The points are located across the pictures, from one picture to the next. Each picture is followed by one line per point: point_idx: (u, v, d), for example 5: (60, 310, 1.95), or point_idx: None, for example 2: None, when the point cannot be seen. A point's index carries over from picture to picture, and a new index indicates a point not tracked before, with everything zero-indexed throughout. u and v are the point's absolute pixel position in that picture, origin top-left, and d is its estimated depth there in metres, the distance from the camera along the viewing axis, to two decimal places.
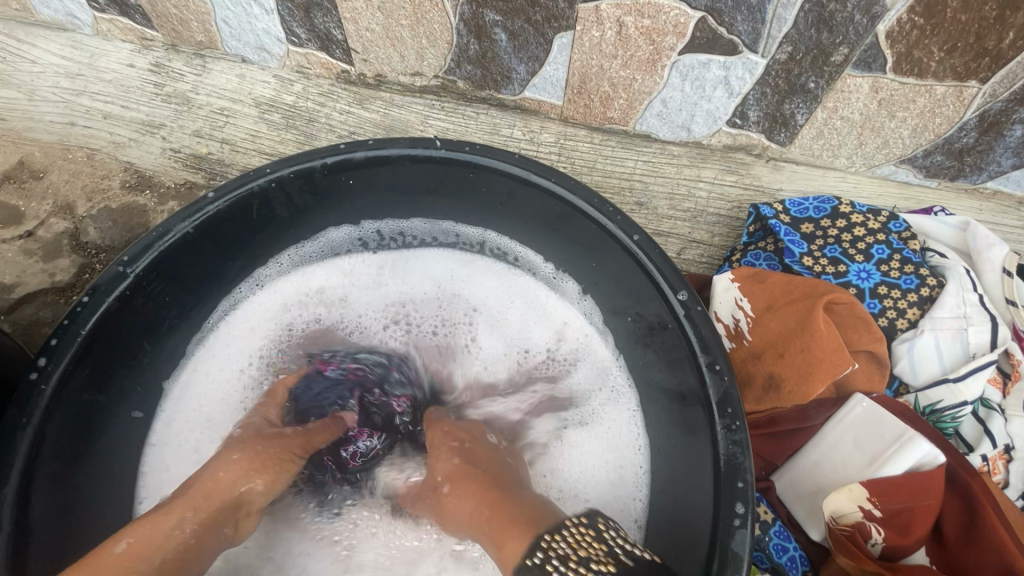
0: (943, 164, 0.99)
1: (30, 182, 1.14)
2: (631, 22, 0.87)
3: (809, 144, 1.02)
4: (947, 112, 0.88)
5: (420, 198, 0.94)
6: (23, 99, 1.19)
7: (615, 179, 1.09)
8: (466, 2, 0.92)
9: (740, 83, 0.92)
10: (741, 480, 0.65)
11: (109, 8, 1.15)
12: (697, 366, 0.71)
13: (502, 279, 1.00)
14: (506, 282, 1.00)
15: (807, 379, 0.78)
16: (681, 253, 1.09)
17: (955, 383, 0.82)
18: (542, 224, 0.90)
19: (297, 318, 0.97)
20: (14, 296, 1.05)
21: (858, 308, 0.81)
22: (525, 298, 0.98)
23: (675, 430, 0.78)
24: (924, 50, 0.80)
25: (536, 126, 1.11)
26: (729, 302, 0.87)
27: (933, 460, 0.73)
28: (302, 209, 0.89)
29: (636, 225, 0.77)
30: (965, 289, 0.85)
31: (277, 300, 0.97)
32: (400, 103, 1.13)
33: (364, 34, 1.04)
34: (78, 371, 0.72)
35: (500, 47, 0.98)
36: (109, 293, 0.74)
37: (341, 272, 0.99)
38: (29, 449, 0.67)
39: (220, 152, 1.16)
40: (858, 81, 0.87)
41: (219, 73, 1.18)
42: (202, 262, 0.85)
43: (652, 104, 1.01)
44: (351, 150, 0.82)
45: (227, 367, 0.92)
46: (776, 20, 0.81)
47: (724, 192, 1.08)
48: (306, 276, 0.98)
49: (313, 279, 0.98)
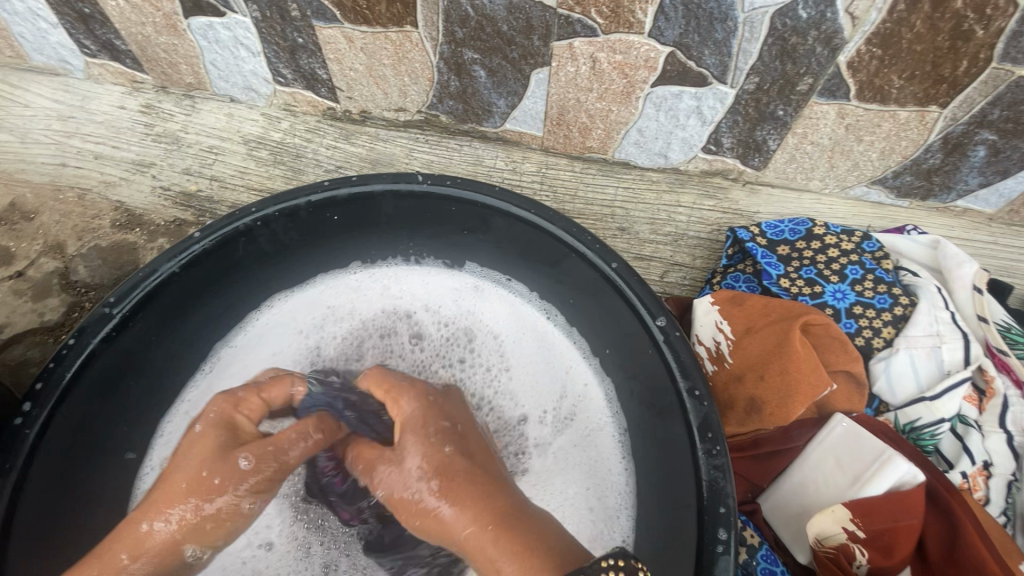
0: (912, 184, 1.02)
1: (21, 223, 1.16)
2: (604, 57, 0.90)
3: (783, 168, 1.05)
4: (911, 135, 0.91)
5: (403, 231, 0.95)
6: (15, 142, 1.22)
7: (596, 206, 1.11)
8: (445, 42, 0.96)
9: (712, 112, 0.95)
10: (723, 505, 0.66)
11: (100, 54, 1.17)
12: (678, 392, 0.73)
13: (502, 316, 0.96)
14: (509, 320, 0.96)
15: (787, 401, 0.79)
16: (664, 276, 1.10)
17: (932, 401, 0.83)
18: (527, 256, 0.91)
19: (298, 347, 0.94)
20: (2, 337, 1.06)
21: (834, 328, 0.83)
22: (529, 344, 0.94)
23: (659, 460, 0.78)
24: (885, 78, 0.83)
25: (518, 157, 1.14)
26: (710, 325, 0.88)
27: (913, 478, 0.73)
28: (291, 246, 0.91)
29: (614, 254, 0.80)
30: (937, 307, 0.88)
31: (276, 328, 0.95)
32: (386, 138, 1.17)
33: (348, 73, 1.07)
34: (66, 414, 0.73)
35: (480, 83, 1.01)
36: (95, 334, 0.74)
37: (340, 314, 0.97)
38: (13, 495, 0.67)
39: (209, 189, 1.18)
40: (824, 108, 0.90)
41: (208, 112, 1.21)
42: (191, 302, 0.86)
43: (629, 133, 1.04)
44: (334, 187, 0.84)
45: None
46: (741, 54, 0.84)
47: (703, 216, 1.10)
48: (301, 320, 0.96)
49: (319, 303, 0.97)
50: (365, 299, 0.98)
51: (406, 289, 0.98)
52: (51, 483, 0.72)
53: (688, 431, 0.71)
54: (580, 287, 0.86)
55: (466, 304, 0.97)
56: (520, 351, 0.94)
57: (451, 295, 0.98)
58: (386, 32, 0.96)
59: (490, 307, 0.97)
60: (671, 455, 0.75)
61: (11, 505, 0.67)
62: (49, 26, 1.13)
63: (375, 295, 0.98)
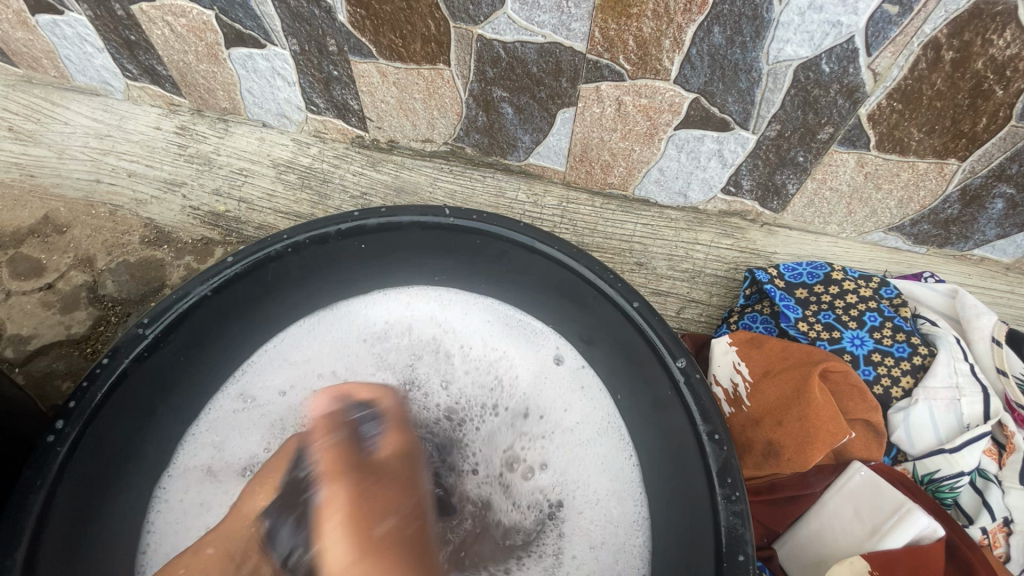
0: (930, 232, 1.03)
1: (53, 236, 1.19)
2: (629, 100, 0.93)
3: (801, 212, 1.07)
4: (930, 185, 0.93)
5: (430, 261, 0.97)
6: (53, 157, 1.26)
7: (614, 241, 1.14)
8: (475, 81, 0.99)
9: (732, 155, 0.98)
10: (741, 553, 0.67)
11: (141, 77, 1.22)
12: (697, 434, 0.73)
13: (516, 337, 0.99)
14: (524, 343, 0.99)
15: (805, 447, 0.80)
16: (680, 312, 1.13)
17: (951, 453, 0.83)
18: (547, 290, 0.93)
19: (326, 360, 0.97)
20: (29, 348, 1.08)
21: (852, 376, 0.84)
22: (547, 380, 0.96)
23: (665, 496, 0.82)
24: (904, 131, 0.85)
25: (539, 189, 1.16)
26: (728, 365, 0.91)
27: (933, 533, 0.74)
28: (318, 273, 0.93)
29: (636, 293, 0.82)
30: (956, 358, 0.88)
31: (305, 337, 0.98)
32: (410, 166, 1.19)
33: (379, 105, 1.11)
34: (97, 433, 0.74)
35: (507, 119, 1.05)
36: (127, 355, 0.76)
37: (369, 335, 1.00)
38: (42, 511, 0.68)
39: (237, 210, 1.21)
40: (844, 156, 0.92)
41: (240, 136, 1.25)
42: (223, 323, 0.88)
43: (650, 172, 1.06)
44: (364, 217, 0.87)
45: (253, 411, 0.93)
46: (764, 103, 0.87)
47: (722, 254, 1.12)
48: (334, 339, 0.99)
49: (350, 316, 1.01)
50: (397, 319, 1.01)
51: (431, 313, 1.01)
52: (80, 499, 0.73)
53: (707, 473, 0.72)
54: (603, 323, 0.88)
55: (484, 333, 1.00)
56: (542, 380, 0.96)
57: (474, 318, 1.01)
58: (419, 68, 1.00)
59: (512, 335, 0.99)
60: (688, 488, 0.76)
61: (39, 520, 0.67)
62: (95, 50, 1.18)
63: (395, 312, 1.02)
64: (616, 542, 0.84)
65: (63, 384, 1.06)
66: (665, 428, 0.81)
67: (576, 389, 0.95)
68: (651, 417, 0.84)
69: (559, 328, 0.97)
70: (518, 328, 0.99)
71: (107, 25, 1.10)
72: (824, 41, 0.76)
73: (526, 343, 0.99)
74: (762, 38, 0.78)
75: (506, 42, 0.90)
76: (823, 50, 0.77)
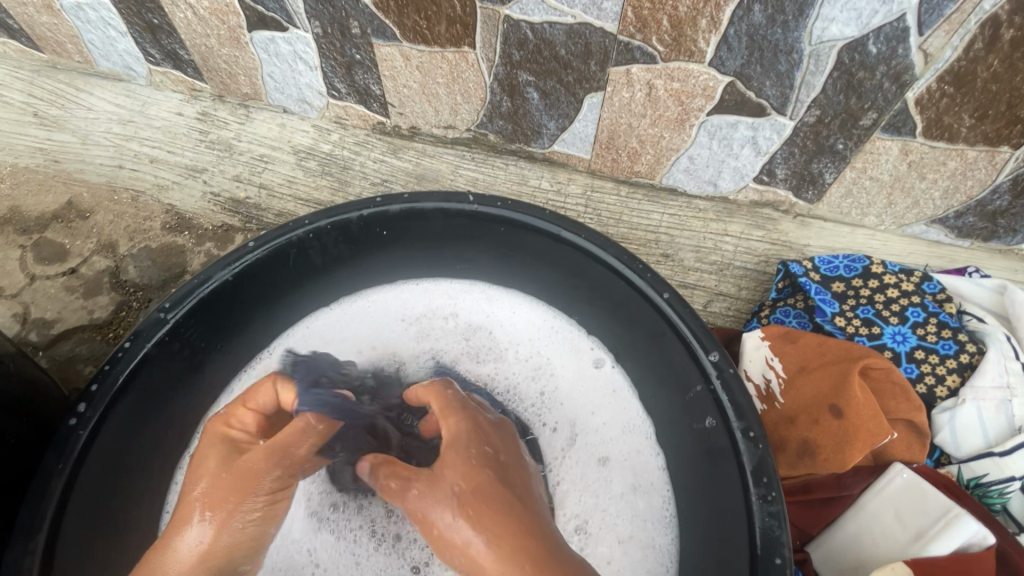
0: (975, 225, 0.99)
1: (77, 222, 1.19)
2: (661, 84, 0.89)
3: (837, 202, 1.02)
4: (979, 175, 0.88)
5: (455, 248, 0.95)
6: (77, 143, 1.26)
7: (640, 231, 1.10)
8: (501, 64, 0.96)
9: (767, 143, 0.94)
10: (778, 556, 0.65)
11: (163, 62, 1.22)
12: (731, 431, 0.71)
13: (546, 331, 0.97)
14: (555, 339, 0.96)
15: (843, 447, 0.78)
16: (706, 305, 1.08)
17: (1001, 457, 0.79)
18: (574, 280, 0.90)
19: (357, 345, 0.95)
20: (53, 332, 1.09)
21: (894, 373, 0.81)
22: (588, 381, 0.93)
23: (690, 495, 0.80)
24: (954, 116, 0.81)
25: (564, 178, 1.13)
26: (760, 361, 0.88)
27: (982, 541, 0.70)
28: (341, 260, 0.92)
29: (666, 284, 0.79)
30: (1007, 357, 0.84)
31: (334, 325, 0.96)
32: (432, 154, 1.17)
33: (401, 90, 1.09)
34: (117, 417, 0.74)
35: (532, 105, 1.02)
36: (149, 338, 0.76)
37: (408, 318, 0.98)
38: (63, 496, 0.67)
39: (257, 197, 1.20)
40: (886, 144, 0.88)
41: (261, 122, 1.24)
42: (243, 309, 0.87)
43: (679, 160, 1.03)
44: (386, 202, 0.85)
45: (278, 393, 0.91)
46: (804, 86, 0.83)
47: (751, 246, 1.08)
48: (370, 322, 0.97)
49: (379, 303, 0.99)
50: (429, 308, 0.99)
51: (469, 302, 0.99)
52: (98, 484, 0.72)
53: (740, 473, 0.69)
54: (634, 321, 0.85)
55: (513, 325, 0.97)
56: (573, 375, 0.93)
57: (506, 311, 0.99)
58: (443, 51, 0.98)
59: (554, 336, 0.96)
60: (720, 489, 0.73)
61: (59, 504, 0.67)
62: (118, 34, 1.18)
63: (422, 301, 0.99)
64: (643, 539, 0.81)
65: (86, 368, 1.06)
66: (693, 430, 0.78)
67: (610, 392, 0.91)
68: (679, 414, 0.81)
69: (599, 333, 0.94)
70: (555, 332, 0.96)
71: (130, 9, 1.10)
72: (873, 20, 0.72)
73: (566, 346, 0.95)
74: (805, 17, 0.74)
75: (534, 23, 0.87)
76: (872, 29, 0.73)
